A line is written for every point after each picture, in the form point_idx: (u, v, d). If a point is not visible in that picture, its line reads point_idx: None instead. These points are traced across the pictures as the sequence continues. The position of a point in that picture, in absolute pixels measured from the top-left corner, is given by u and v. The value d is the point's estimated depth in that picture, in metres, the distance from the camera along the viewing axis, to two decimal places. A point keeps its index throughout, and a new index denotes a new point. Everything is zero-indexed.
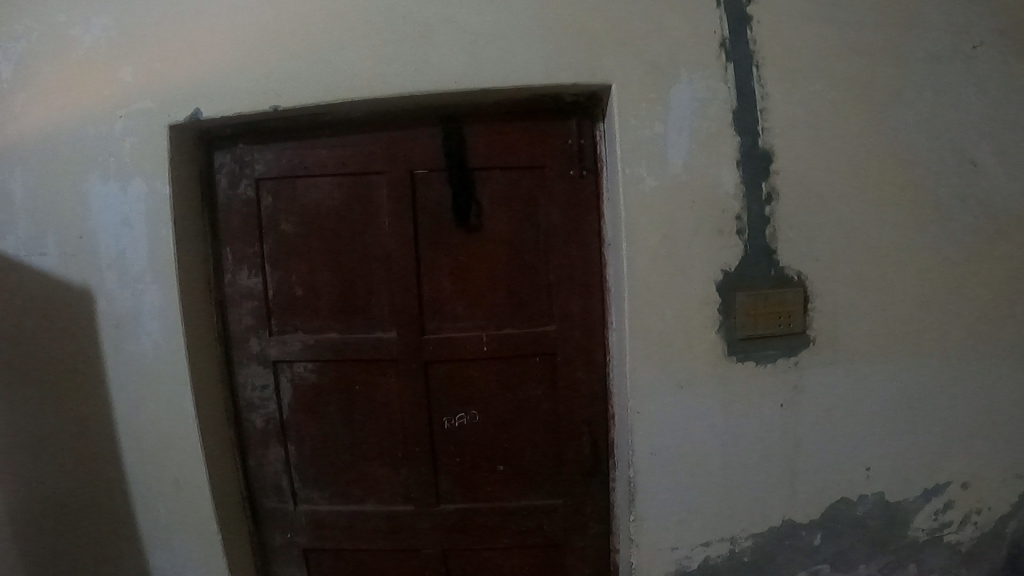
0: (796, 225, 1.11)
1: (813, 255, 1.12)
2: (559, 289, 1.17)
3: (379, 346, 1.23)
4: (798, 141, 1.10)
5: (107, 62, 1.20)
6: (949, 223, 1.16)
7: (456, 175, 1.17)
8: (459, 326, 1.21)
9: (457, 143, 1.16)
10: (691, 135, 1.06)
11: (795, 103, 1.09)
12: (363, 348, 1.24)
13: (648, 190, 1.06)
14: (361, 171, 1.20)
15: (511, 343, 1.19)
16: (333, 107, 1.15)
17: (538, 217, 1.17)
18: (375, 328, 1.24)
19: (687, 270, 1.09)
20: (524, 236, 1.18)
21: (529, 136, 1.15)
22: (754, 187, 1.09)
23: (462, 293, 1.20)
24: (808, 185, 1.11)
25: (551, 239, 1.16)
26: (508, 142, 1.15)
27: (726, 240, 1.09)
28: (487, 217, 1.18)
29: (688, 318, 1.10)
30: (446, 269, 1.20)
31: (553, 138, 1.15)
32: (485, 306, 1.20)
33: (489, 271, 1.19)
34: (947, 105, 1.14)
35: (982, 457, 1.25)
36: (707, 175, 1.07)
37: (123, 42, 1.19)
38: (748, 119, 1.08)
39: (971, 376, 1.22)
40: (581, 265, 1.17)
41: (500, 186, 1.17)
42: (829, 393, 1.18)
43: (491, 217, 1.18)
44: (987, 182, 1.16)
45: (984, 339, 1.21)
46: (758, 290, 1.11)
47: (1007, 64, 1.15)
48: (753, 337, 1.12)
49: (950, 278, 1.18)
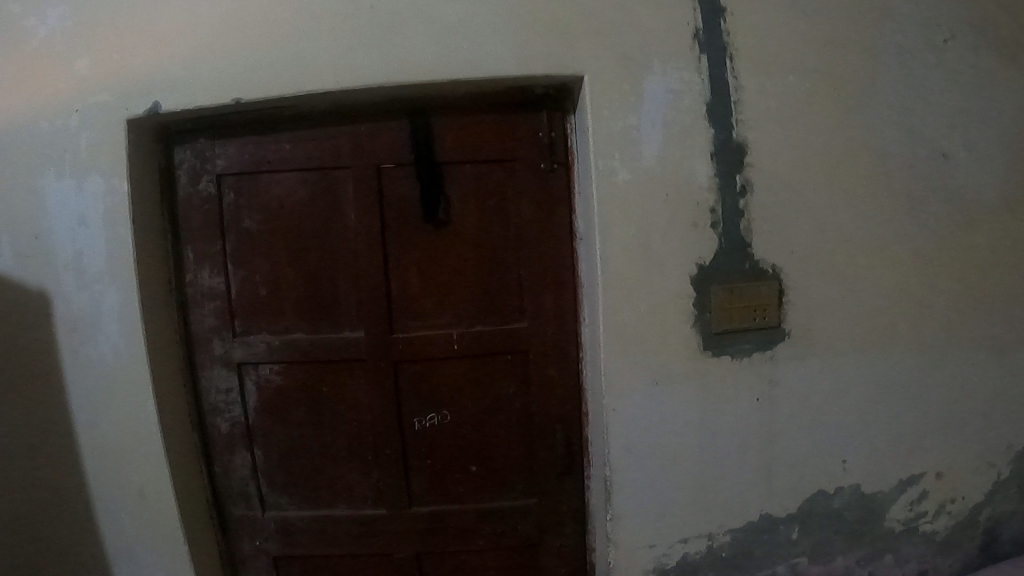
0: (770, 217, 1.10)
1: (788, 248, 1.11)
2: (531, 285, 1.15)
3: (346, 347, 1.19)
4: (772, 132, 1.08)
5: (62, 55, 1.14)
6: (921, 214, 1.16)
7: (424, 169, 1.13)
8: (429, 325, 1.18)
9: (424, 135, 1.12)
10: (665, 127, 1.04)
11: (768, 95, 1.08)
12: (330, 349, 1.20)
13: (621, 183, 1.04)
14: (326, 167, 1.16)
15: (482, 342, 1.17)
16: (296, 100, 1.11)
17: (509, 212, 1.14)
18: (342, 328, 1.20)
19: (662, 265, 1.07)
20: (494, 233, 1.15)
21: (498, 129, 1.12)
22: (728, 180, 1.07)
23: (431, 291, 1.17)
24: (782, 177, 1.09)
25: (522, 234, 1.14)
26: (477, 135, 1.12)
27: (701, 233, 1.08)
28: (456, 212, 1.15)
29: (663, 314, 1.08)
30: (414, 266, 1.16)
31: (522, 131, 1.12)
32: (456, 304, 1.17)
33: (459, 268, 1.16)
34: (919, 97, 1.14)
35: (955, 447, 1.25)
36: (680, 168, 1.05)
37: (79, 34, 1.14)
38: (722, 111, 1.06)
39: (944, 368, 1.22)
40: (553, 260, 1.14)
41: (469, 180, 1.14)
42: (805, 387, 1.17)
43: (460, 212, 1.15)
44: (958, 174, 1.16)
45: (956, 331, 1.21)
46: (734, 283, 1.10)
47: (977, 56, 1.15)
48: (729, 331, 1.11)
49: (923, 270, 1.17)
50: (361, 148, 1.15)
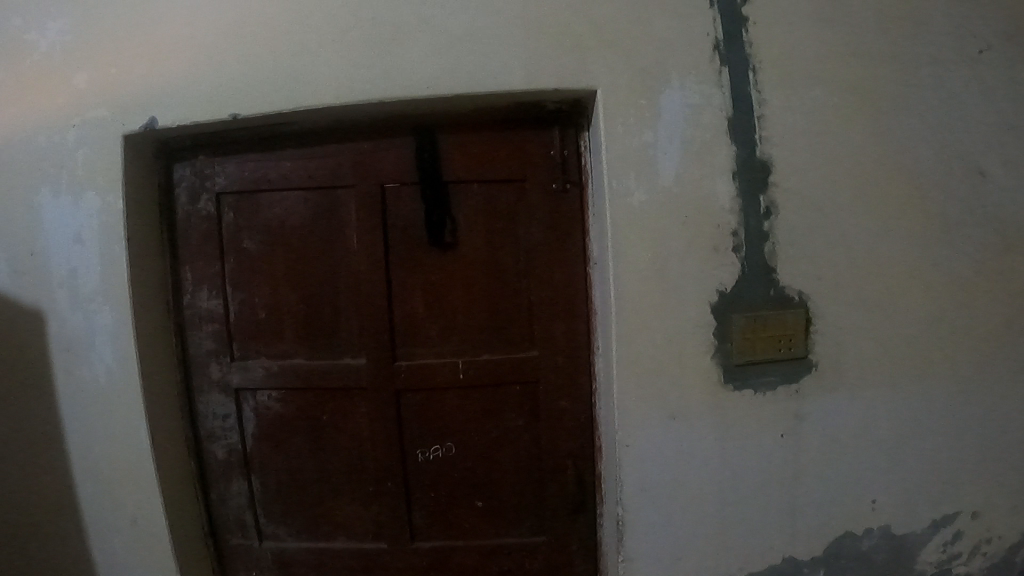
0: (797, 241, 1.03)
1: (815, 275, 1.04)
2: (542, 311, 1.08)
3: (347, 374, 1.14)
4: (797, 151, 1.02)
5: (61, 69, 1.11)
6: (957, 237, 1.09)
7: (429, 189, 1.08)
8: (434, 352, 1.11)
9: (430, 154, 1.07)
10: (684, 144, 0.97)
11: (794, 110, 1.02)
12: (330, 377, 1.15)
13: (637, 204, 0.97)
14: (328, 185, 1.12)
15: (489, 371, 1.10)
16: (297, 116, 1.06)
17: (519, 234, 1.08)
18: (343, 354, 1.14)
19: (680, 292, 0.99)
20: (503, 255, 1.09)
21: (507, 146, 1.06)
22: (751, 200, 1.00)
23: (436, 316, 1.11)
24: (808, 198, 1.03)
25: (532, 257, 1.07)
26: (485, 154, 1.06)
27: (723, 258, 1.00)
28: (462, 234, 1.09)
29: (681, 344, 1.00)
30: (418, 290, 1.10)
31: (533, 149, 1.06)
32: (462, 331, 1.11)
33: (465, 293, 1.10)
34: (953, 112, 1.07)
35: (992, 486, 1.16)
36: (700, 187, 0.98)
37: (79, 47, 1.10)
38: (745, 127, 0.99)
39: (981, 401, 1.13)
40: (565, 285, 1.08)
41: (476, 200, 1.08)
42: (834, 421, 1.10)
43: (467, 234, 1.09)
44: (997, 195, 1.09)
45: (995, 362, 1.12)
46: (757, 312, 1.02)
47: (1016, 69, 1.08)
48: (752, 363, 1.03)
49: (958, 296, 1.10)
50: (364, 166, 1.09)
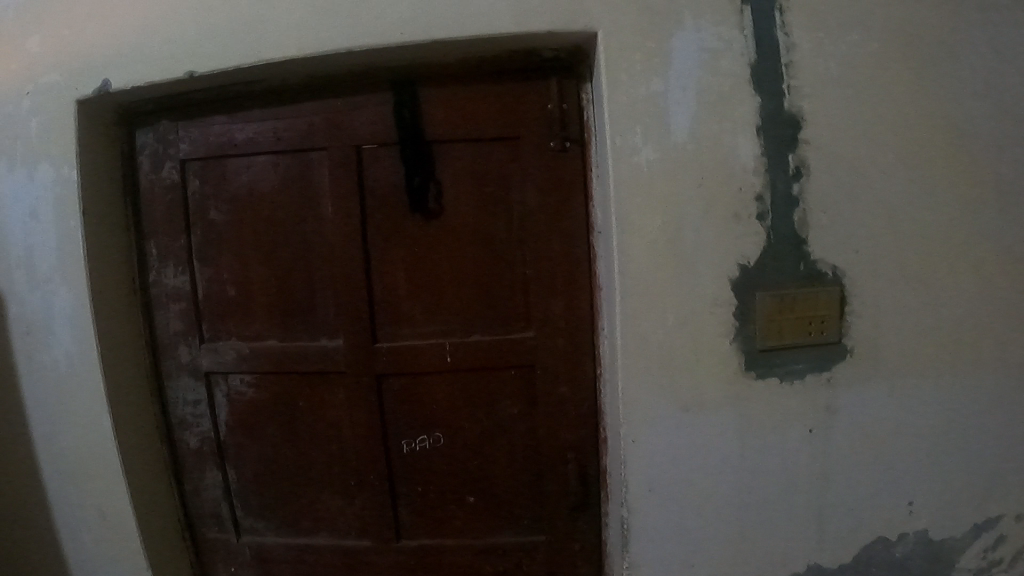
0: (831, 208, 0.89)
1: (849, 248, 0.91)
2: (538, 287, 0.95)
3: (324, 356, 1.03)
4: (830, 104, 0.88)
5: (15, 31, 1.00)
6: (1011, 205, 0.94)
7: (410, 149, 0.96)
8: (418, 333, 1.00)
9: (409, 110, 0.95)
10: (699, 95, 0.82)
11: (826, 57, 0.88)
12: (305, 358, 1.05)
13: (645, 164, 0.81)
14: (299, 149, 1.02)
15: (479, 354, 0.98)
16: (261, 71, 0.94)
17: (512, 199, 0.95)
18: (319, 334, 1.04)
19: (696, 267, 0.84)
20: (494, 224, 0.96)
21: (496, 99, 0.93)
22: (778, 160, 0.85)
23: (420, 292, 0.99)
24: (843, 159, 0.89)
25: (527, 226, 0.94)
26: (471, 108, 0.94)
27: (746, 227, 0.84)
28: (448, 200, 0.97)
29: (696, 328, 0.86)
30: (400, 263, 0.99)
31: (526, 103, 0.93)
32: (450, 309, 0.99)
33: (451, 265, 0.98)
34: (1010, 60, 0.92)
35: None
36: (719, 144, 0.82)
37: (31, 6, 0.99)
38: (773, 77, 0.85)
39: None
40: (564, 258, 0.95)
41: (462, 160, 0.95)
42: (868, 414, 0.97)
43: (453, 199, 0.96)
44: None
45: None
46: (785, 290, 0.88)
47: None
48: (777, 349, 0.90)
49: (1012, 273, 0.96)
50: (338, 126, 0.98)
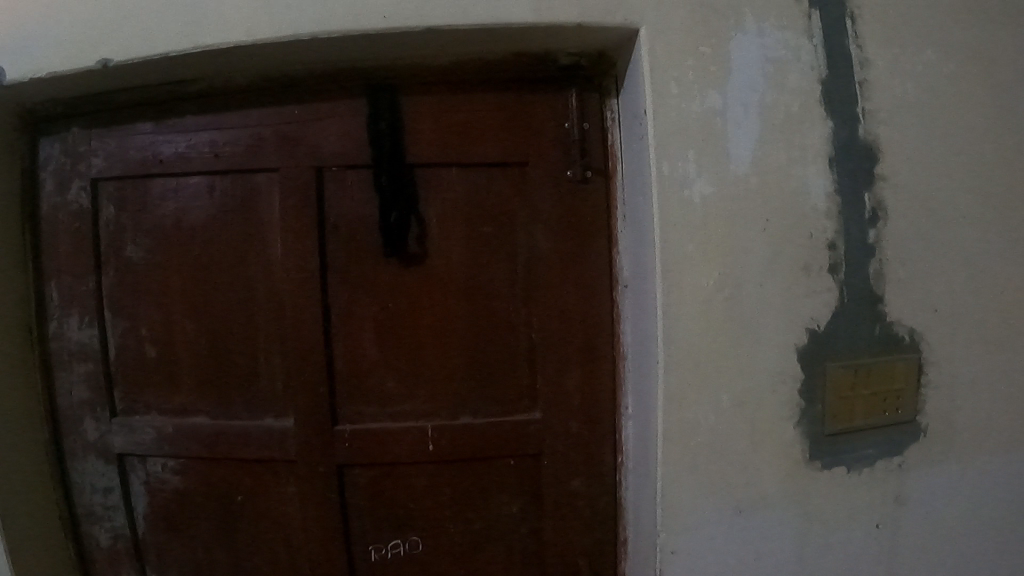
0: (910, 258, 0.72)
1: (929, 307, 0.74)
2: (548, 354, 0.76)
3: (268, 443, 0.83)
4: (908, 132, 0.72)
5: None
6: None
7: (387, 176, 0.75)
8: (392, 413, 0.78)
9: (388, 126, 0.75)
10: (763, 115, 0.65)
11: (903, 77, 0.72)
12: (242, 444, 0.85)
13: (697, 200, 0.63)
14: (243, 170, 0.82)
15: (471, 441, 0.77)
16: (200, 64, 0.73)
17: (513, 244, 0.76)
18: (264, 414, 0.85)
19: (757, 332, 0.65)
20: (494, 274, 0.77)
21: (498, 117, 0.74)
22: (852, 198, 0.68)
23: (394, 361, 0.78)
24: (922, 200, 0.73)
25: (533, 279, 0.75)
26: (464, 128, 0.75)
27: (817, 281, 0.66)
28: (433, 245, 0.77)
29: (753, 408, 0.67)
30: (371, 322, 0.78)
31: (536, 124, 0.74)
32: (434, 381, 0.78)
33: (437, 327, 0.77)
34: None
35: None
36: (788, 176, 0.65)
37: None
38: (845, 96, 0.69)
39: None
40: (581, 316, 0.75)
41: (452, 194, 0.76)
42: (940, 504, 0.80)
43: (441, 243, 0.76)
44: None
45: None
46: (859, 359, 0.70)
47: None
48: (846, 432, 0.72)
49: None
50: (294, 145, 0.78)
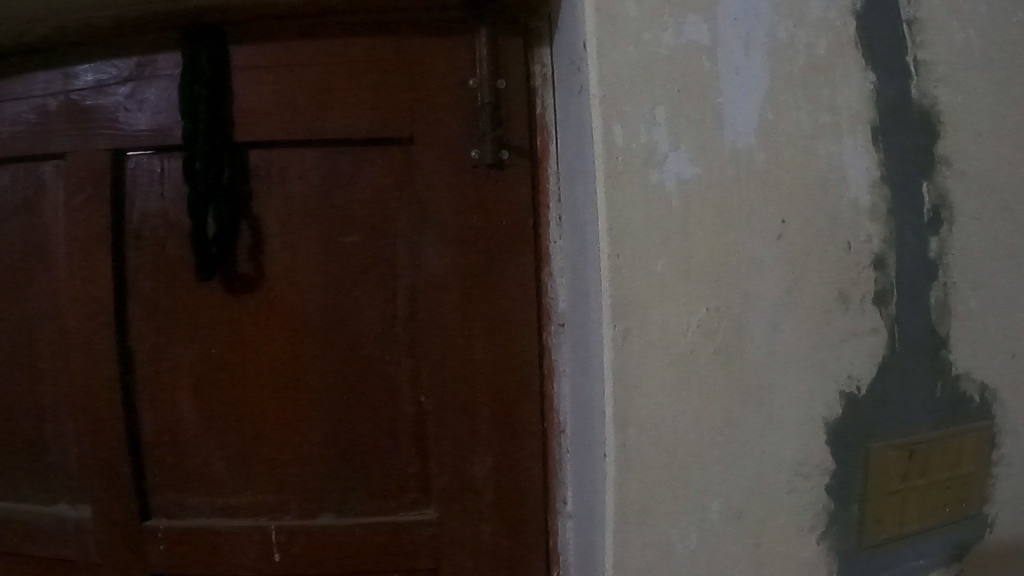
0: (980, 282, 0.49)
1: (1005, 353, 0.51)
2: (442, 419, 0.55)
3: (64, 540, 0.62)
4: (977, 98, 0.49)
5: None
6: None
7: (203, 165, 0.52)
8: (224, 504, 0.59)
9: (206, 89, 0.53)
10: (775, 60, 0.41)
11: (967, 19, 0.50)
12: (36, 537, 0.63)
13: (670, 188, 0.39)
14: (25, 158, 0.59)
15: (334, 548, 0.58)
16: None
17: (394, 268, 0.55)
18: (56, 498, 0.62)
19: (769, 397, 0.41)
20: (364, 306, 0.56)
21: (372, 77, 0.54)
22: (906, 190, 0.45)
23: (231, 427, 0.58)
24: (995, 197, 0.50)
25: (423, 317, 0.55)
26: (320, 95, 0.54)
27: (857, 320, 0.43)
28: (284, 268, 0.56)
29: (762, 518, 0.43)
30: (195, 370, 0.58)
31: (430, 90, 0.53)
32: (285, 454, 0.58)
33: (288, 384, 0.57)
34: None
35: None
36: (812, 153, 0.41)
37: None
38: (891, 40, 0.46)
39: None
40: (491, 367, 0.55)
41: (310, 189, 0.55)
42: None
43: (288, 262, 0.56)
44: None
45: None
46: (912, 435, 0.47)
47: None
48: (892, 540, 0.48)
49: None
50: (92, 121, 0.56)
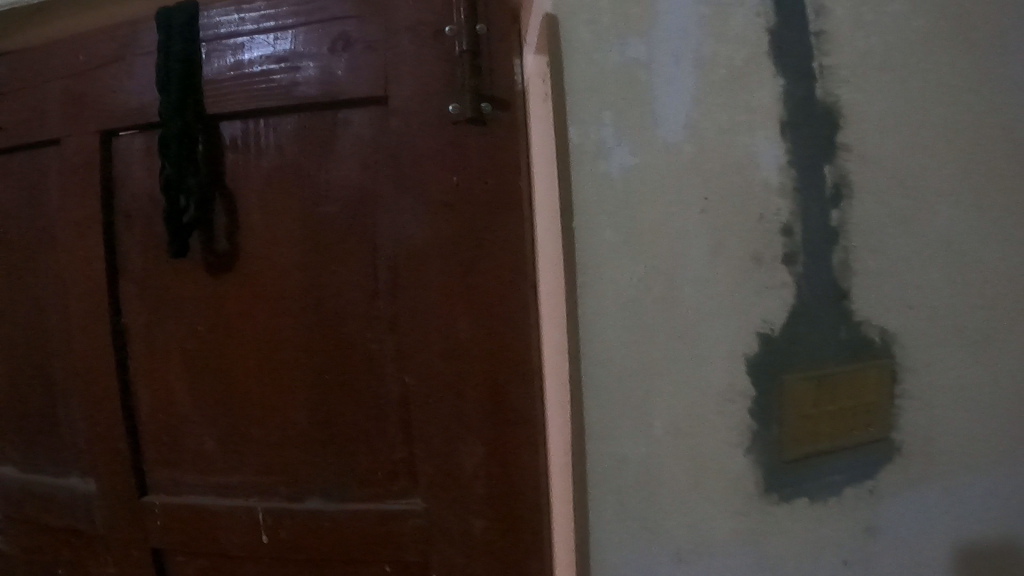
0: (882, 244, 0.60)
1: (904, 303, 0.62)
2: (437, 329, 0.69)
3: (73, 504, 0.88)
4: (876, 93, 0.60)
5: None
6: None
7: (176, 142, 0.74)
8: (208, 475, 0.81)
9: (178, 62, 0.75)
10: (700, 69, 0.52)
11: (869, 29, 0.60)
12: (48, 497, 0.90)
13: (616, 175, 0.52)
14: (29, 144, 0.88)
15: (324, 530, 0.76)
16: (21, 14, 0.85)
17: (374, 289, 0.73)
18: (69, 471, 0.90)
19: (697, 337, 0.53)
20: (348, 259, 0.74)
21: (322, 55, 0.72)
22: (811, 170, 0.55)
23: (250, 408, 0.79)
24: (894, 175, 0.61)
25: (409, 322, 0.70)
26: (261, 76, 0.74)
27: (771, 276, 0.54)
28: (303, 281, 0.76)
29: (698, 434, 0.54)
30: (217, 313, 0.79)
31: (412, 139, 0.69)
32: (290, 381, 0.77)
33: (301, 372, 0.76)
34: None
35: None
36: (730, 145, 0.52)
37: None
38: (799, 50, 0.57)
39: None
40: (473, 290, 0.68)
41: (285, 189, 0.75)
42: (927, 532, 0.67)
43: (267, 231, 0.76)
44: None
45: None
46: (822, 369, 0.58)
47: None
48: (806, 456, 0.60)
49: None
50: (74, 102, 0.84)
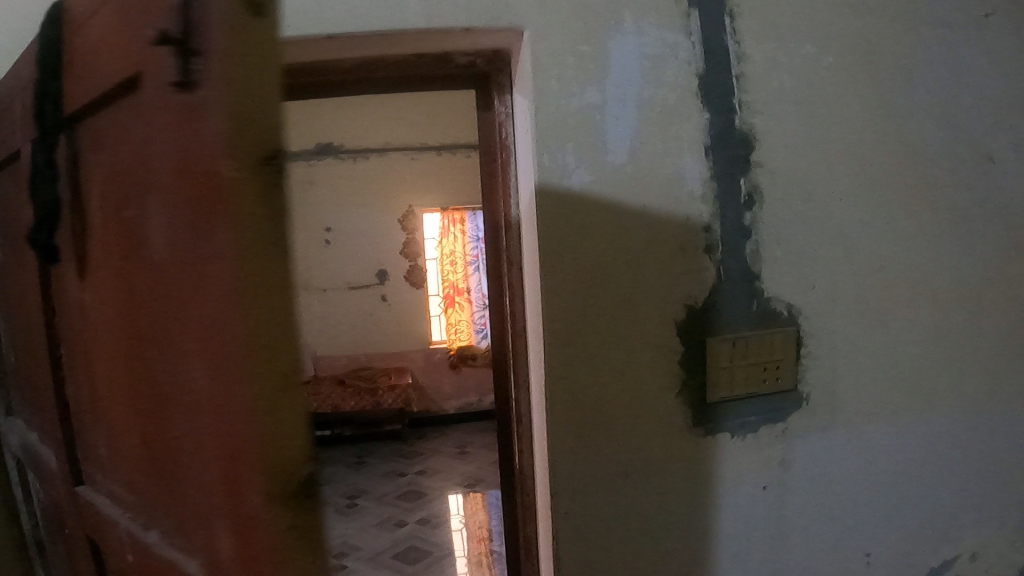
0: (787, 238, 0.79)
1: (807, 284, 0.81)
2: (195, 371, 0.45)
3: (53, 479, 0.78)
4: (786, 122, 0.78)
5: None
6: (962, 236, 0.87)
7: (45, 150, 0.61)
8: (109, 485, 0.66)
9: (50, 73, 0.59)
10: (641, 108, 0.71)
11: (782, 70, 0.77)
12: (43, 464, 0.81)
13: (577, 189, 0.70)
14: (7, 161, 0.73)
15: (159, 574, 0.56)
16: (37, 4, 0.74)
17: (160, 315, 0.49)
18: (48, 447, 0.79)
19: (635, 306, 0.73)
20: (133, 258, 0.51)
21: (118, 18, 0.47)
22: (728, 184, 0.75)
23: (118, 425, 0.61)
24: (800, 185, 0.79)
25: (182, 364, 0.47)
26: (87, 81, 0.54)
27: (693, 261, 0.75)
28: (113, 309, 0.57)
29: (640, 376, 0.75)
30: (79, 313, 0.64)
31: (166, 143, 0.44)
32: (128, 404, 0.57)
33: (133, 398, 0.56)
34: (963, 80, 0.85)
35: (994, 524, 0.94)
36: (664, 164, 0.72)
37: None
38: (722, 91, 0.75)
39: (988, 435, 0.92)
40: (201, 311, 0.43)
41: (109, 204, 0.53)
42: (828, 463, 0.86)
43: (94, 226, 0.57)
44: (1008, 185, 0.87)
45: (1003, 383, 0.91)
46: (734, 333, 0.77)
47: None
48: (727, 400, 0.79)
49: (968, 308, 0.88)
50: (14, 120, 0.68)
